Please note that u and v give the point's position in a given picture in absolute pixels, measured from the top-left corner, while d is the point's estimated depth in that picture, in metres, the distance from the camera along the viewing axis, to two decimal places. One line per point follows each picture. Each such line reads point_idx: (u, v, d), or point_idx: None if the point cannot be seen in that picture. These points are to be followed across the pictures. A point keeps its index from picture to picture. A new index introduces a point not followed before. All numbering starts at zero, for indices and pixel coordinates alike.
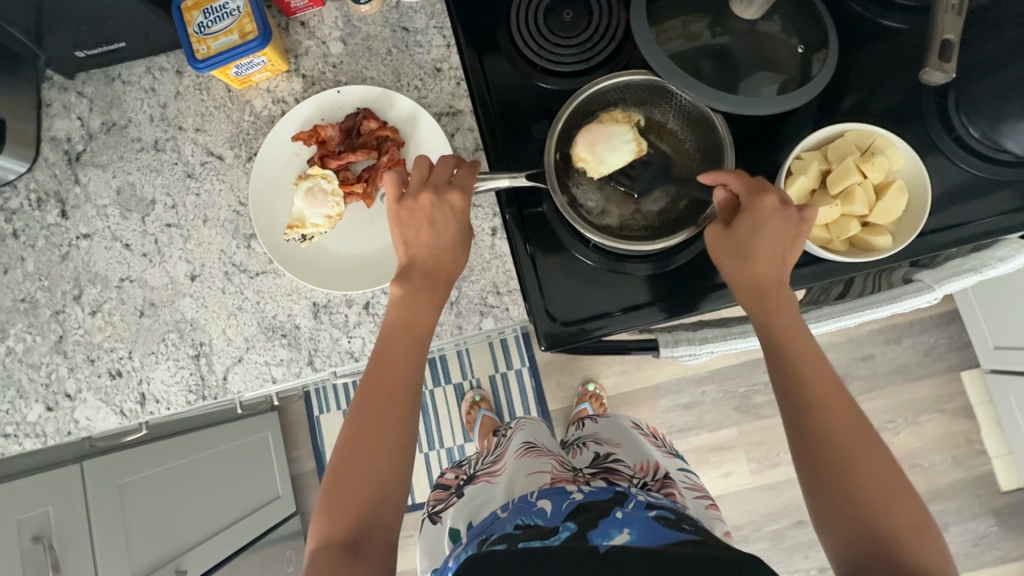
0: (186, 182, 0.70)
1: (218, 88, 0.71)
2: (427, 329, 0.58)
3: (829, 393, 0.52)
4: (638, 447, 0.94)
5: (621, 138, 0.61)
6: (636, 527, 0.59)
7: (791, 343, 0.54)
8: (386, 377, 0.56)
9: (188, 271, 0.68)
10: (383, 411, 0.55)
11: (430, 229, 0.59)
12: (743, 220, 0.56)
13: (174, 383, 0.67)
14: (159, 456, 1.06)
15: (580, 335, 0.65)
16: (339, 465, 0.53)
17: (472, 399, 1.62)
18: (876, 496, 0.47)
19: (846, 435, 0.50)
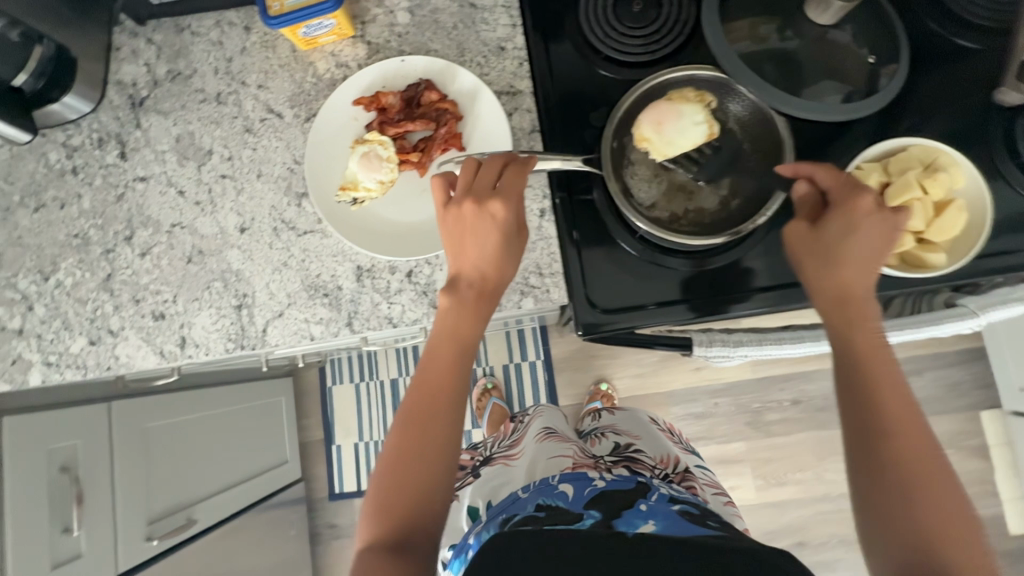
0: (244, 136, 0.71)
1: (284, 47, 0.72)
2: (471, 340, 0.58)
3: (905, 410, 0.51)
4: (657, 440, 0.96)
5: (691, 117, 0.59)
6: (661, 518, 0.60)
7: (870, 356, 0.53)
8: (430, 379, 0.57)
9: (238, 224, 0.70)
10: (428, 419, 0.56)
11: (472, 240, 0.58)
12: (832, 223, 0.55)
13: (215, 331, 0.68)
14: (181, 405, 1.08)
15: (618, 325, 0.65)
16: (384, 470, 0.55)
17: (484, 386, 1.64)
18: (939, 525, 0.46)
19: (916, 457, 0.49)
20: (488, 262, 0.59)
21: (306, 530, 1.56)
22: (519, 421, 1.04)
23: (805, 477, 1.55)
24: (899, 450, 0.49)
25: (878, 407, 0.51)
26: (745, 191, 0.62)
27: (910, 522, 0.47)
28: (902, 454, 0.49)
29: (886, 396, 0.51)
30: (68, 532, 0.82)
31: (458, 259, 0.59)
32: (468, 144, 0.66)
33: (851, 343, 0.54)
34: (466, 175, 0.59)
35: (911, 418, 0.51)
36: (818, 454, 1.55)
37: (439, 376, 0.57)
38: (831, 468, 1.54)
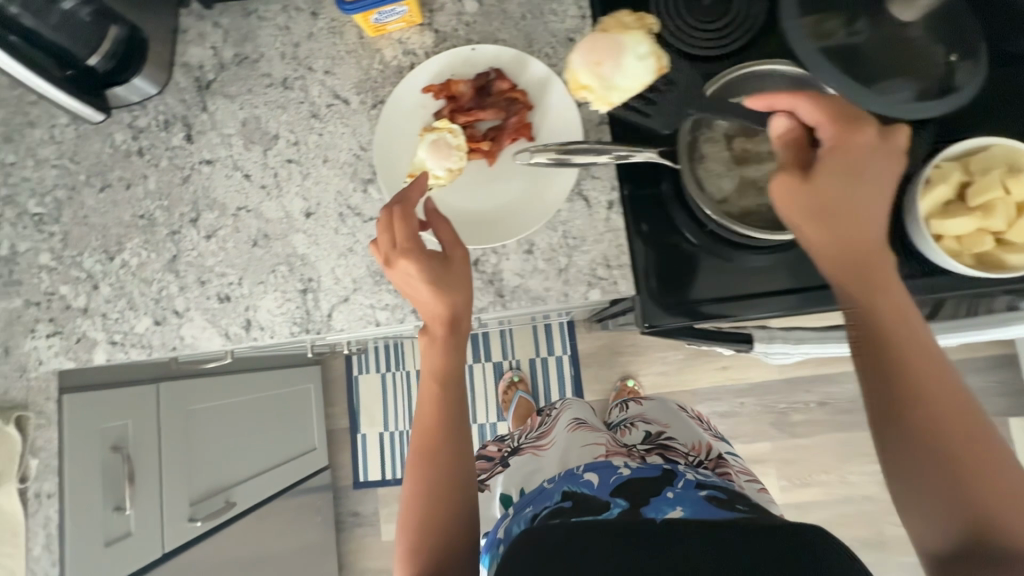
0: (310, 121, 0.71)
1: (351, 33, 0.72)
2: (455, 369, 0.62)
3: (936, 370, 0.48)
4: (686, 428, 0.95)
5: (633, 51, 0.61)
6: (688, 504, 0.60)
7: (893, 320, 0.49)
8: (423, 428, 0.62)
9: (304, 209, 0.70)
10: (427, 463, 0.60)
11: (415, 295, 0.60)
12: (841, 173, 0.51)
13: (281, 314, 0.69)
14: (224, 389, 1.08)
15: (688, 319, 0.64)
16: (410, 522, 0.59)
17: (510, 378, 1.65)
18: (987, 490, 0.45)
19: (955, 424, 0.46)
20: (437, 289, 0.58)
21: (331, 516, 1.58)
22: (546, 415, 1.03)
23: (829, 479, 1.55)
24: (932, 417, 0.47)
25: (909, 378, 0.48)
26: None
27: (953, 492, 0.45)
28: (938, 422, 0.47)
29: (913, 363, 0.48)
30: (120, 511, 0.83)
31: (415, 294, 0.60)
32: (537, 135, 0.67)
33: (872, 313, 0.50)
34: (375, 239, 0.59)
35: (945, 377, 0.48)
36: (842, 456, 1.55)
37: (426, 419, 0.62)
38: (856, 471, 1.54)
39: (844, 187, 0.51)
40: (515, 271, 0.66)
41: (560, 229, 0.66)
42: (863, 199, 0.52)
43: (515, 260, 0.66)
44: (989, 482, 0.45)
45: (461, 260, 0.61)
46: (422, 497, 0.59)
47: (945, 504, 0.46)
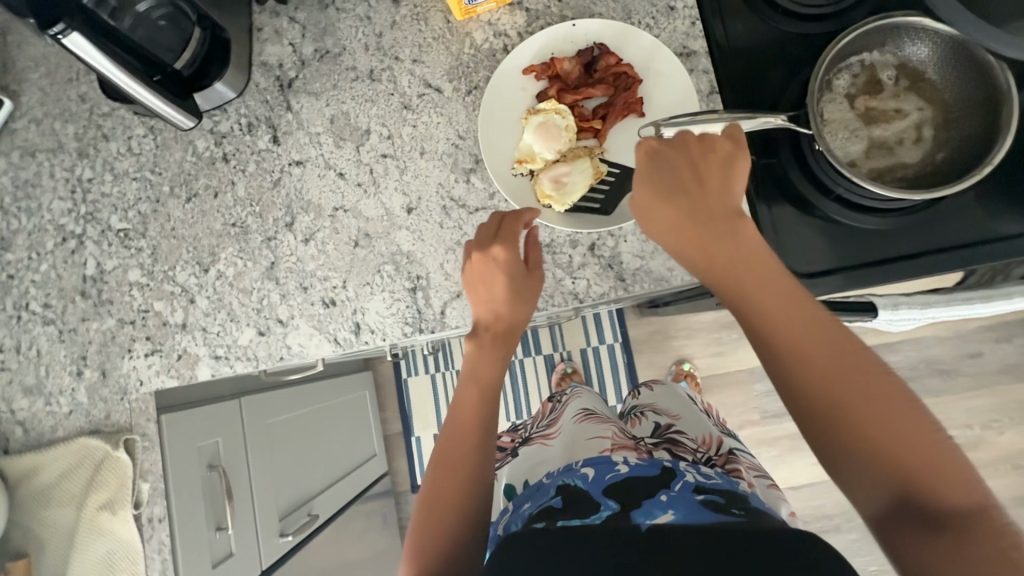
0: (403, 113, 0.69)
1: (437, 18, 0.69)
2: (494, 380, 0.61)
3: (837, 343, 0.48)
4: (697, 420, 0.91)
5: (581, 173, 0.64)
6: (681, 508, 0.54)
7: (792, 308, 0.50)
8: (456, 424, 0.59)
9: (405, 204, 0.67)
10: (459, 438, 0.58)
11: (486, 291, 0.59)
12: (681, 180, 0.55)
13: (391, 315, 0.66)
14: (300, 400, 1.05)
15: (815, 290, 0.63)
16: (433, 489, 0.57)
17: (563, 370, 1.61)
18: (908, 458, 0.44)
19: (869, 397, 0.46)
20: (493, 298, 0.60)
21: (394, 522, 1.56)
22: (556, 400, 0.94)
23: None
24: (848, 388, 0.47)
25: (808, 366, 0.48)
26: (953, 146, 0.60)
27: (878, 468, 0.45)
28: (837, 395, 0.47)
29: (806, 346, 0.48)
30: (222, 531, 0.82)
31: (484, 293, 0.60)
32: (648, 110, 0.64)
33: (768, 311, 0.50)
34: (489, 232, 0.60)
35: (843, 352, 0.48)
36: None
37: (468, 398, 0.60)
38: None
39: (676, 194, 0.54)
40: (634, 252, 0.64)
41: None
42: (688, 197, 0.54)
43: (634, 241, 0.64)
44: (914, 447, 0.45)
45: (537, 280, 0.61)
46: (448, 465, 0.57)
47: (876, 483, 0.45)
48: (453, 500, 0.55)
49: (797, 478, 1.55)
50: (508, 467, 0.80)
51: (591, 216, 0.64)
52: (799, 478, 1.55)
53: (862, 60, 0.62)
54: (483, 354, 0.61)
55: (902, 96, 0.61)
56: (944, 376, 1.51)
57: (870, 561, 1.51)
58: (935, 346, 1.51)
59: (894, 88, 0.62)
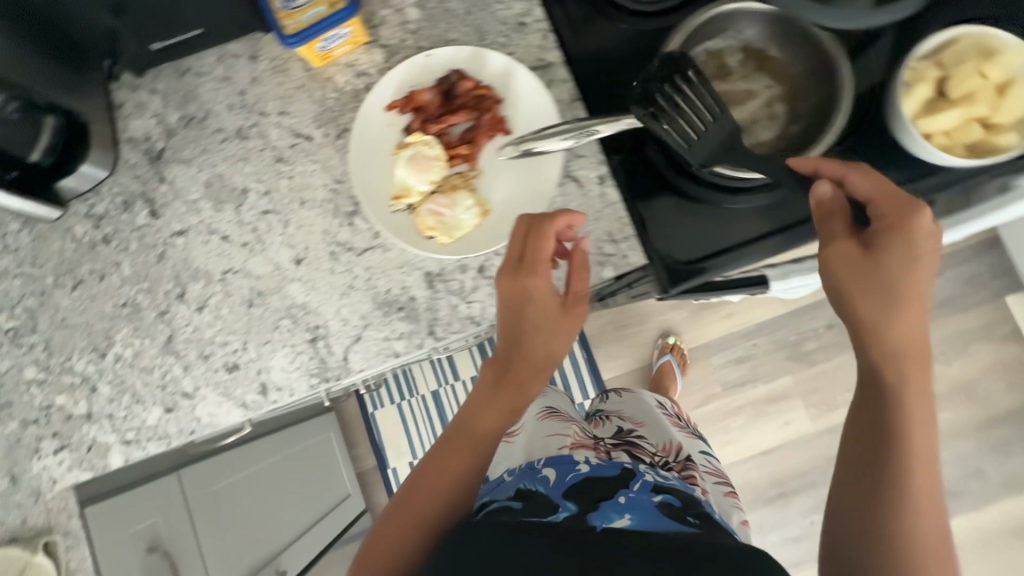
0: (277, 166, 0.68)
1: (296, 68, 0.69)
2: (500, 425, 0.58)
3: (924, 450, 0.52)
4: (659, 425, 0.93)
5: (462, 204, 0.63)
6: (638, 513, 0.55)
7: (911, 404, 0.52)
8: (460, 436, 0.58)
9: (292, 256, 0.67)
10: (452, 459, 0.57)
11: (532, 335, 0.58)
12: (902, 276, 0.51)
13: (295, 370, 0.66)
14: (257, 452, 1.05)
15: (700, 276, 0.64)
16: (410, 488, 0.57)
17: None
18: (920, 548, 0.50)
19: (924, 502, 0.51)
20: (518, 350, 0.58)
21: None
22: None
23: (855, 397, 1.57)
24: (910, 482, 0.50)
25: (910, 451, 0.51)
26: (802, 119, 0.62)
27: (884, 543, 0.50)
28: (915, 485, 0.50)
29: (914, 438, 0.51)
30: None
31: (523, 353, 0.58)
32: (512, 127, 0.65)
33: (888, 384, 0.52)
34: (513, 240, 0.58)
35: (921, 448, 0.51)
36: None
37: (476, 430, 0.58)
38: None
39: (907, 285, 0.51)
40: None
41: (558, 216, 0.65)
42: (926, 290, 0.52)
43: None
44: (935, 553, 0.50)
45: (563, 332, 0.59)
46: (432, 477, 0.57)
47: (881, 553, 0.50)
48: (429, 508, 0.55)
49: (766, 441, 1.58)
50: None
51: (479, 244, 0.64)
52: (768, 442, 1.58)
53: (707, 49, 0.64)
54: (497, 403, 0.58)
55: (751, 76, 0.63)
56: None
57: None
58: None
59: (743, 70, 0.63)
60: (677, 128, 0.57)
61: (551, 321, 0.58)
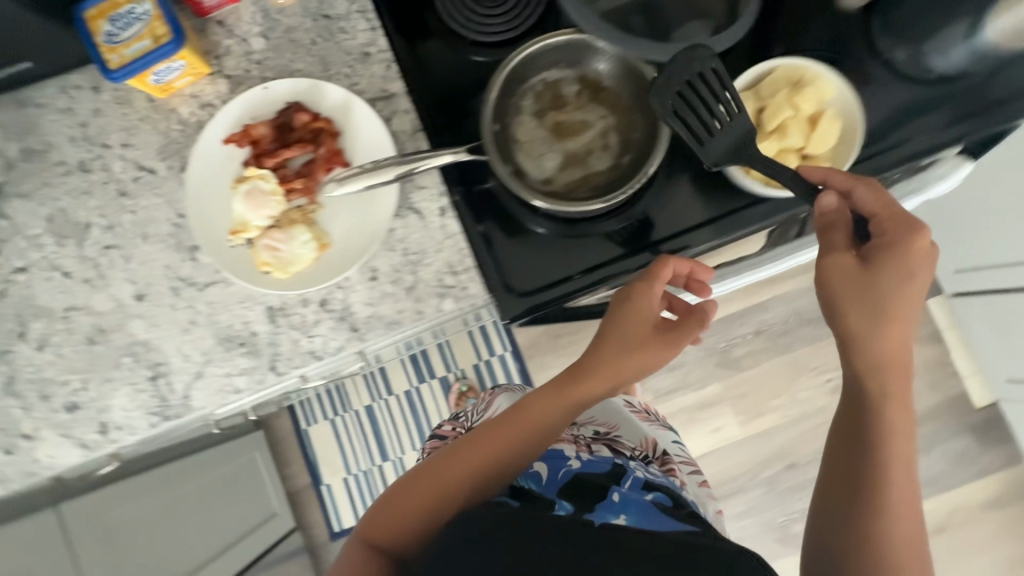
0: (120, 200, 0.67)
1: (140, 99, 0.68)
2: (573, 402, 0.60)
3: (904, 473, 0.51)
4: (628, 421, 0.88)
5: (299, 239, 0.63)
6: (632, 510, 0.57)
7: (898, 425, 0.52)
8: (540, 412, 0.60)
9: (134, 292, 0.66)
10: (499, 436, 0.59)
11: (618, 327, 0.59)
12: (903, 293, 0.52)
13: (136, 409, 0.65)
14: (156, 483, 1.06)
15: (539, 306, 0.63)
16: (440, 461, 0.60)
17: (459, 391, 1.60)
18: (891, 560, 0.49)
19: (907, 510, 0.50)
20: (595, 346, 0.60)
21: None
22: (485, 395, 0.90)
23: (782, 401, 1.56)
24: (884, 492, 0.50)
25: (890, 464, 0.51)
26: (634, 150, 0.62)
27: (884, 544, 0.50)
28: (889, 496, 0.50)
29: (895, 455, 0.51)
30: None
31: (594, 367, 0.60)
32: (351, 158, 0.64)
33: (873, 394, 0.53)
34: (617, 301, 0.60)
35: (901, 464, 0.51)
36: (790, 377, 1.56)
37: (519, 424, 0.60)
38: (804, 387, 1.55)
39: (899, 303, 0.52)
40: (364, 301, 0.64)
41: (399, 248, 0.65)
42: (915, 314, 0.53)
43: (361, 290, 0.64)
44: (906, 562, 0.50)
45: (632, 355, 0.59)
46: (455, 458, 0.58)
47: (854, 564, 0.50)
48: (441, 486, 0.58)
49: (697, 449, 1.58)
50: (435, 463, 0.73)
51: (316, 279, 0.63)
52: (698, 449, 1.58)
53: (543, 79, 0.64)
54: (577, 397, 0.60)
55: (587, 107, 0.63)
56: (814, 324, 1.55)
57: (777, 514, 1.54)
58: (801, 298, 1.55)
59: (579, 101, 0.64)
60: (693, 123, 0.55)
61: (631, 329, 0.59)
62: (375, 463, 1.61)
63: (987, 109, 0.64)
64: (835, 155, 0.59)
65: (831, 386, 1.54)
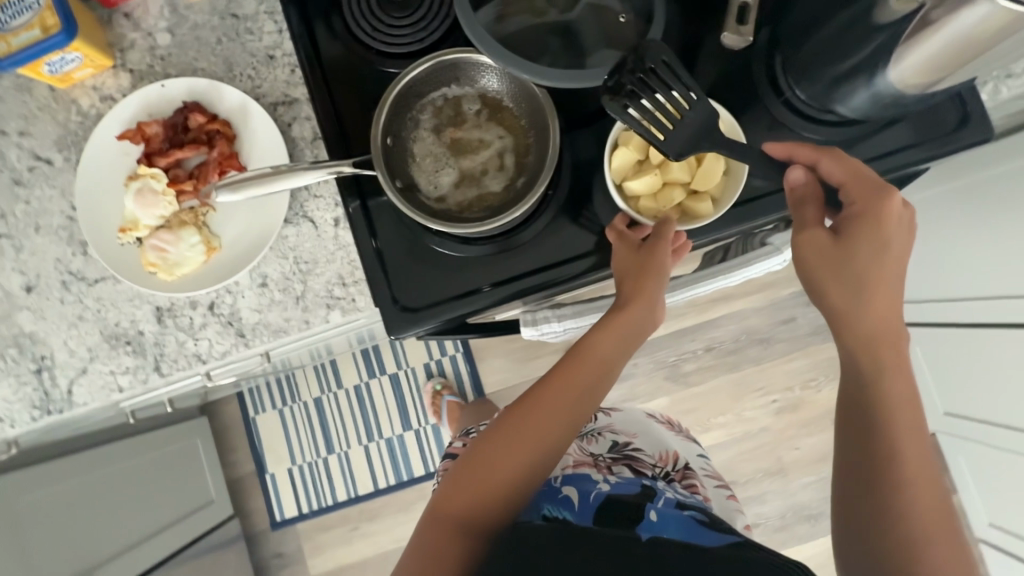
0: (14, 189, 0.66)
1: (41, 87, 0.67)
2: (597, 363, 0.62)
3: (914, 444, 0.53)
4: (653, 435, 0.93)
5: (188, 241, 0.62)
6: (672, 523, 0.62)
7: (900, 398, 0.54)
8: (547, 393, 0.62)
9: (23, 283, 0.65)
10: (495, 448, 0.61)
11: (631, 293, 0.61)
12: (885, 260, 0.54)
13: (18, 400, 0.65)
14: (74, 468, 1.06)
15: (426, 324, 0.63)
16: (472, 453, 0.62)
17: (432, 389, 1.57)
18: (932, 545, 0.51)
19: (922, 494, 0.52)
20: (600, 325, 0.63)
21: (247, 566, 1.53)
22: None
23: (727, 419, 1.54)
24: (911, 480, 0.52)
25: (895, 435, 0.53)
26: (528, 172, 0.62)
27: (921, 535, 0.51)
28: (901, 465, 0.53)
29: (901, 424, 0.54)
30: None
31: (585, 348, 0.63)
32: (246, 163, 0.64)
33: (871, 379, 0.55)
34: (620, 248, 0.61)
35: (915, 443, 0.54)
36: (736, 395, 1.55)
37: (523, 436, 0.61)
38: (751, 406, 1.54)
39: (882, 272, 0.54)
40: (252, 307, 0.64)
41: (291, 256, 0.65)
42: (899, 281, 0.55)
43: (250, 296, 0.64)
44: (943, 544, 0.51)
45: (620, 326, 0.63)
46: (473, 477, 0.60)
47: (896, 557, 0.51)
48: (511, 458, 0.60)
49: None
50: None
51: (205, 283, 0.63)
52: None
53: (444, 96, 0.63)
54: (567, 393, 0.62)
55: (485, 126, 0.63)
56: (763, 344, 1.55)
57: None
58: (752, 317, 1.55)
59: (478, 119, 0.63)
60: (652, 119, 0.53)
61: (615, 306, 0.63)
62: (319, 456, 1.61)
63: (869, 161, 0.65)
64: (718, 189, 0.62)
65: (776, 408, 1.54)
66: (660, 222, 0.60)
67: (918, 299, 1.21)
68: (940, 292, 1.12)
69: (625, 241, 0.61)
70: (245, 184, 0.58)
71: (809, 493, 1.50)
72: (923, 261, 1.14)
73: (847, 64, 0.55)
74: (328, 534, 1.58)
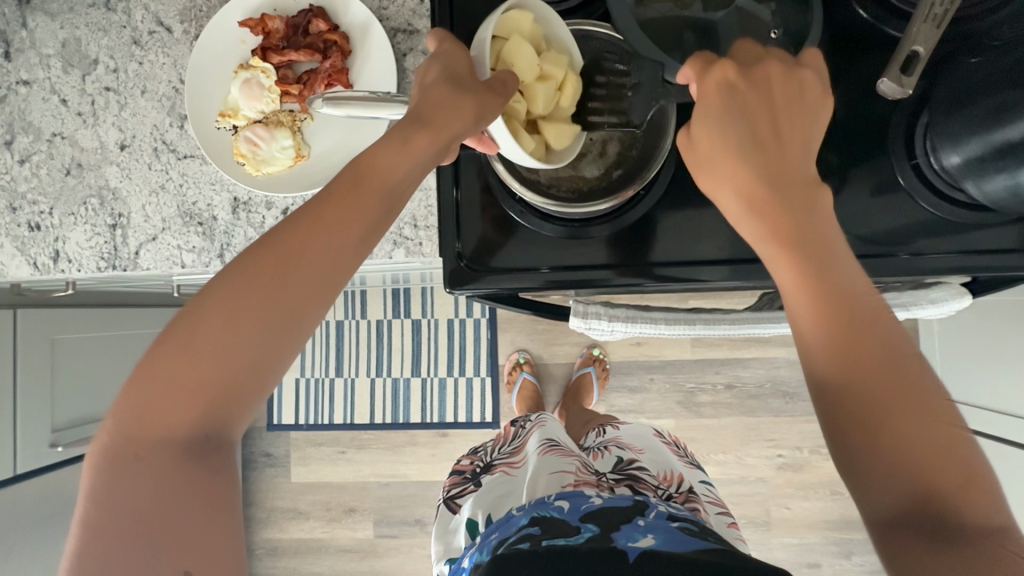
0: (131, 48, 0.68)
1: None
2: (403, 174, 0.46)
3: (877, 331, 0.41)
4: (660, 454, 0.87)
5: (280, 143, 0.64)
6: (660, 533, 0.53)
7: (837, 273, 0.42)
8: (286, 236, 0.43)
9: (119, 140, 0.67)
10: (182, 377, 0.39)
11: (456, 100, 0.48)
12: (757, 110, 0.46)
13: (89, 248, 0.67)
14: (123, 321, 1.11)
15: (481, 285, 0.63)
16: (161, 354, 0.39)
17: (516, 360, 1.58)
18: (935, 461, 0.37)
19: (901, 391, 0.39)
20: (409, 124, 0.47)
21: None
22: (521, 426, 0.93)
23: (726, 459, 1.52)
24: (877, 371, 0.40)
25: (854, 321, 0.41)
26: (626, 168, 0.60)
27: (916, 464, 0.37)
28: (874, 365, 0.40)
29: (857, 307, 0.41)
30: None
31: (259, 251, 0.42)
32: (353, 81, 0.65)
33: (809, 248, 0.43)
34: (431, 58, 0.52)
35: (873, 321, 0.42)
36: (743, 439, 1.52)
37: (164, 424, 0.38)
38: (754, 453, 1.52)
39: (747, 125, 0.46)
40: None
41: None
42: (786, 125, 0.47)
43: None
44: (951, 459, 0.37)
45: (379, 193, 0.46)
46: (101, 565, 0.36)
47: (897, 484, 0.37)
48: (214, 344, 0.39)
49: None
50: (471, 498, 0.75)
51: (290, 189, 0.65)
52: None
53: None
54: (239, 317, 0.40)
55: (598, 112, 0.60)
56: (786, 398, 1.52)
57: None
58: (784, 368, 1.52)
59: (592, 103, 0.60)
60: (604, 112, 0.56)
61: (412, 123, 0.47)
62: (327, 376, 1.66)
63: (980, 255, 0.61)
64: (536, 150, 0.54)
65: (780, 463, 1.51)
66: (500, 73, 0.51)
67: (964, 402, 1.15)
68: (994, 403, 1.06)
69: (456, 45, 0.52)
70: (353, 103, 0.51)
71: (784, 553, 1.49)
72: (982, 368, 1.09)
73: (988, 151, 0.49)
74: (317, 450, 1.64)
